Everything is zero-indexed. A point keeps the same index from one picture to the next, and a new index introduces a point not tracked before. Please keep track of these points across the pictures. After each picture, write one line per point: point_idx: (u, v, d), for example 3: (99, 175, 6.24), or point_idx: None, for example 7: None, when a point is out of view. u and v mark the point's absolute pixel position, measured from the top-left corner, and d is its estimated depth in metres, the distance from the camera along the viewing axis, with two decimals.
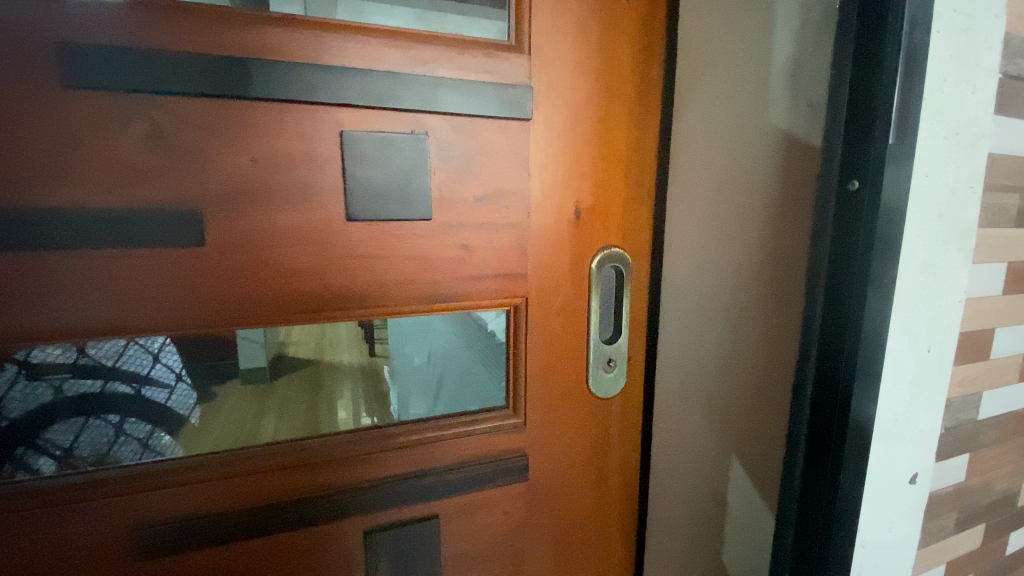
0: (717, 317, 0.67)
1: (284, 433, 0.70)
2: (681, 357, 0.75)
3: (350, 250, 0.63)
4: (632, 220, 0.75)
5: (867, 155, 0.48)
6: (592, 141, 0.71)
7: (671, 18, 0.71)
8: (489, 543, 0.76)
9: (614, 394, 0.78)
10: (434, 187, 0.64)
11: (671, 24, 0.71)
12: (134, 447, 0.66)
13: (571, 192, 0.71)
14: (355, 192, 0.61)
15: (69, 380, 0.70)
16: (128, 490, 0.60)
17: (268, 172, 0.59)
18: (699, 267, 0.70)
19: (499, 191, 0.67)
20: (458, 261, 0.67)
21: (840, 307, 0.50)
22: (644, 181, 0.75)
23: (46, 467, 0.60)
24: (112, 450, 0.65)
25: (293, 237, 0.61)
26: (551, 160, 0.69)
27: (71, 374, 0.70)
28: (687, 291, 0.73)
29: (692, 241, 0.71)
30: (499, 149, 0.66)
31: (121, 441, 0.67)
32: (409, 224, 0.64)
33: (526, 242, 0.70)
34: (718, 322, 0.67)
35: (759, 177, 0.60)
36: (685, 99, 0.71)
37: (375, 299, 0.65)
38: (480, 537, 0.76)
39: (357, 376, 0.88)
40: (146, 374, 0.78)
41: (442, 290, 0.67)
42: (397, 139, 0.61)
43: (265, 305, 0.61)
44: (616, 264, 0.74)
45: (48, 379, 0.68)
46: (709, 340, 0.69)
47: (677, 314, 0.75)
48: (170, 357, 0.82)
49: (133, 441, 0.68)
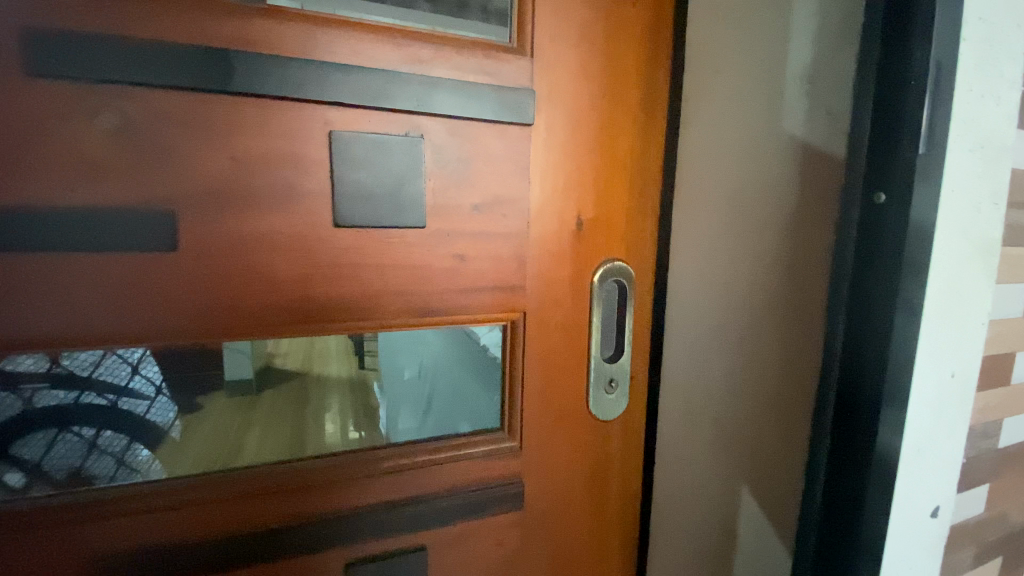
0: (728, 336, 0.63)
1: (264, 454, 0.65)
2: (688, 377, 0.70)
3: (336, 258, 0.58)
4: (635, 232, 0.71)
5: (894, 165, 0.44)
6: (595, 148, 0.68)
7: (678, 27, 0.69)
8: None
9: (615, 417, 0.74)
10: (428, 193, 0.60)
11: (678, 33, 0.69)
12: (110, 462, 0.62)
13: (573, 201, 0.67)
14: (343, 196, 0.57)
15: (43, 389, 0.63)
16: (88, 517, 0.55)
17: (249, 173, 0.54)
18: (708, 283, 0.66)
19: (497, 199, 0.64)
20: (453, 272, 0.63)
21: (864, 329, 0.47)
22: (648, 192, 0.71)
23: (15, 479, 0.56)
24: (86, 466, 0.61)
25: (275, 243, 0.56)
26: (552, 167, 0.66)
27: (48, 383, 0.63)
28: (693, 307, 0.69)
29: (699, 255, 0.68)
30: (498, 156, 0.63)
31: (95, 456, 0.63)
32: (401, 232, 0.60)
33: (524, 252, 0.66)
34: (728, 341, 0.63)
35: (774, 189, 0.56)
36: (693, 108, 0.68)
37: (363, 311, 0.60)
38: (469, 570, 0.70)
39: (345, 390, 0.80)
40: (122, 386, 0.69)
41: (434, 302, 0.63)
42: (389, 141, 0.58)
43: (243, 317, 0.57)
44: (620, 278, 0.71)
45: (21, 389, 0.61)
46: (717, 360, 0.65)
47: (684, 332, 0.71)
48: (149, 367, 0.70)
49: (108, 456, 0.64)
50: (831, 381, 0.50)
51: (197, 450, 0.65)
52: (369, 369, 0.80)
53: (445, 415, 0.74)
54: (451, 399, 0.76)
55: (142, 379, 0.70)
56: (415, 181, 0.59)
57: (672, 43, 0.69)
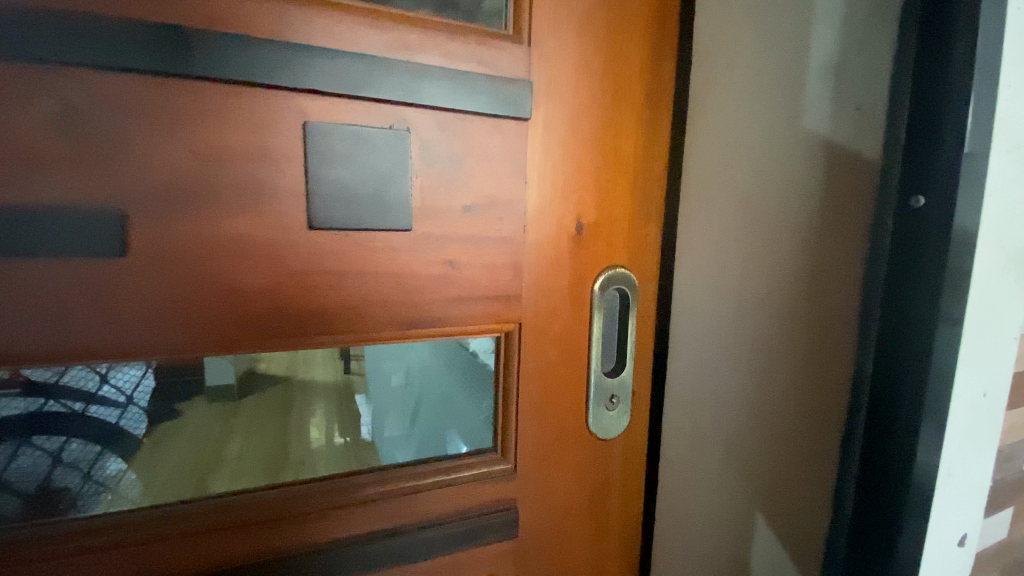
0: (742, 351, 0.58)
1: (245, 473, 0.59)
2: (695, 394, 0.66)
3: (312, 264, 0.52)
4: (638, 237, 0.66)
5: (935, 165, 0.40)
6: (597, 147, 0.63)
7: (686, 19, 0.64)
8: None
9: (616, 435, 0.68)
10: (415, 192, 0.54)
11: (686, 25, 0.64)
12: (76, 479, 0.57)
13: (573, 203, 0.62)
14: (319, 196, 0.51)
15: (13, 398, 0.55)
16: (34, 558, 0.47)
17: (212, 169, 0.48)
18: (717, 293, 0.62)
19: (491, 201, 0.58)
20: (443, 280, 0.57)
21: (899, 348, 0.42)
22: (652, 195, 0.67)
23: None
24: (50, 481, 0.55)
25: (243, 248, 0.50)
26: (551, 167, 0.61)
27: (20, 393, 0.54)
28: (701, 319, 0.64)
29: (708, 264, 0.63)
30: (493, 153, 0.57)
31: (62, 468, 0.57)
32: (385, 236, 0.54)
33: (520, 258, 0.60)
34: (742, 356, 0.58)
35: (794, 192, 0.52)
36: (701, 105, 0.63)
37: (342, 323, 0.54)
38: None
39: (332, 396, 0.71)
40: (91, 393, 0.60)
41: (421, 312, 0.57)
42: (371, 134, 0.52)
43: (206, 330, 0.50)
44: (621, 287, 0.66)
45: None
46: (728, 377, 0.60)
47: (691, 344, 0.66)
48: (123, 376, 0.61)
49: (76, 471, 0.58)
50: (862, 404, 0.46)
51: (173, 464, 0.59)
52: (354, 373, 0.69)
53: (433, 426, 0.69)
54: (441, 406, 0.70)
55: (112, 388, 0.61)
56: (402, 180, 0.53)
57: (679, 36, 0.64)
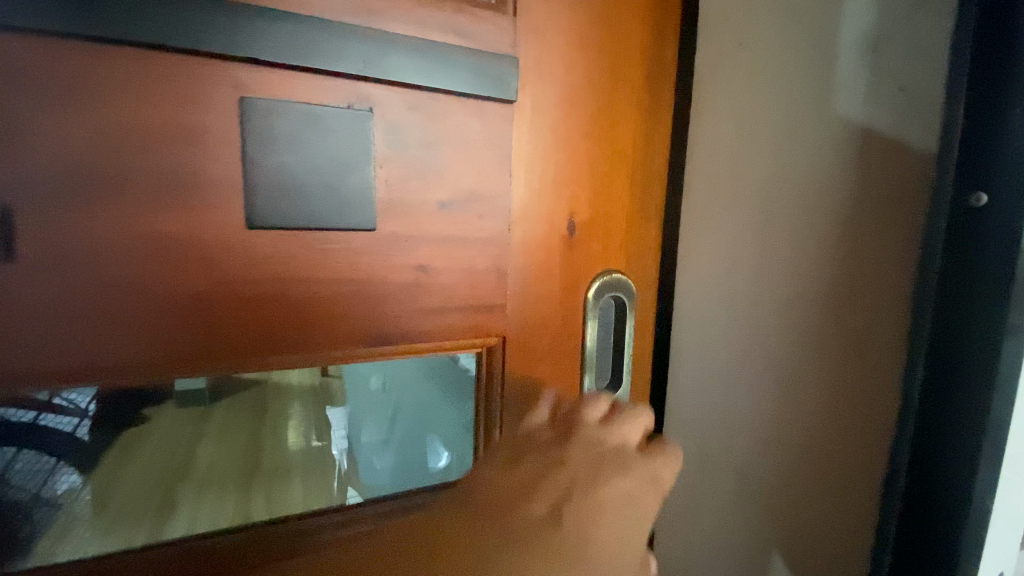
0: (760, 364, 0.52)
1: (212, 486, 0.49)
2: (700, 413, 0.59)
3: (256, 271, 0.44)
4: (636, 238, 0.59)
5: (1004, 156, 0.33)
6: (591, 135, 0.55)
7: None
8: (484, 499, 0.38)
9: None
10: (381, 185, 0.46)
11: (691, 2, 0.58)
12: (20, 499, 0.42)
13: (565, 199, 0.55)
14: (261, 189, 0.42)
15: None
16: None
17: (123, 152, 0.39)
18: (728, 299, 0.55)
19: (471, 195, 0.50)
20: (415, 288, 0.49)
21: (953, 372, 0.36)
22: (653, 191, 0.59)
23: None
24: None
25: (166, 251, 0.41)
26: (540, 157, 0.53)
27: None
28: (708, 328, 0.57)
29: (716, 267, 0.56)
30: (473, 139, 0.49)
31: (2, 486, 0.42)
32: (344, 236, 0.45)
33: (505, 262, 0.53)
34: (760, 369, 0.52)
35: (824, 190, 0.46)
36: (709, 91, 0.56)
37: (293, 339, 0.46)
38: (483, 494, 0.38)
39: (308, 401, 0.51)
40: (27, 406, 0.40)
41: (389, 326, 0.49)
42: (327, 114, 0.43)
43: (117, 353, 0.40)
44: (618, 294, 0.59)
45: None
46: (743, 393, 0.54)
47: (696, 356, 0.59)
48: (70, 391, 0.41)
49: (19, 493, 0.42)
50: (907, 433, 0.39)
51: (130, 474, 0.47)
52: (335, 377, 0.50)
53: (414, 434, 0.58)
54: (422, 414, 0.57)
55: (61, 401, 0.41)
56: (360, 170, 0.45)
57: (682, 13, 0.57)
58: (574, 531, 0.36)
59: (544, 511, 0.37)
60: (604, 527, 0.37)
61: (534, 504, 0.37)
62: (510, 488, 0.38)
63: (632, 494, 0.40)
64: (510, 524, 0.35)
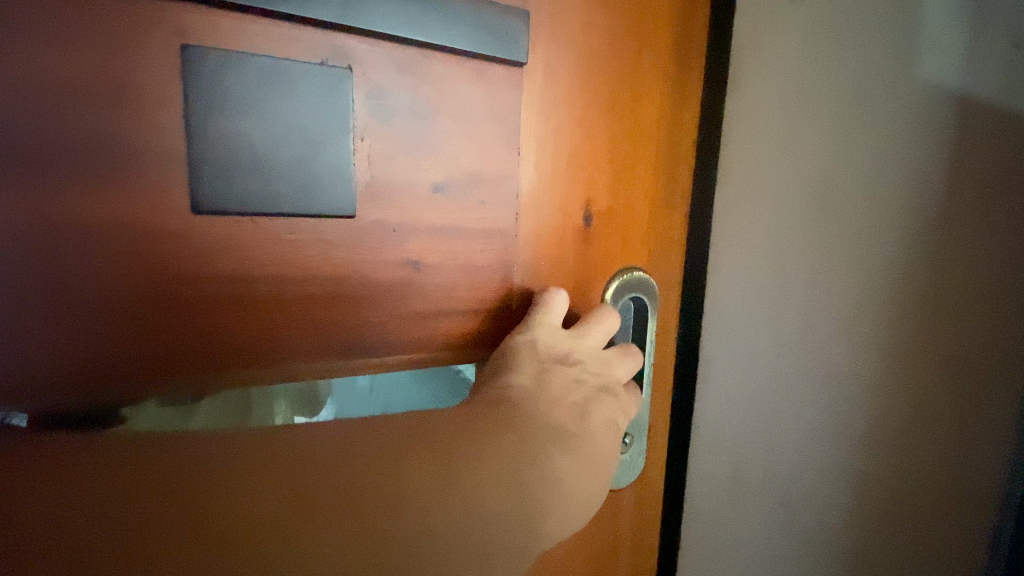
0: (829, 346, 0.50)
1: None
2: (745, 405, 0.56)
3: (208, 267, 0.35)
4: (659, 230, 0.52)
5: None
6: (613, 109, 0.47)
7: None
8: (518, 396, 0.36)
9: (628, 482, 0.54)
10: (361, 160, 0.37)
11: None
12: None
13: (583, 182, 0.47)
14: (210, 163, 0.33)
15: None
16: None
17: (18, 106, 0.29)
18: (781, 284, 0.53)
19: (472, 176, 0.41)
20: (404, 288, 0.41)
21: None
22: (679, 176, 0.52)
23: None
24: None
25: (85, 240, 0.31)
26: (554, 132, 0.45)
27: None
28: (756, 317, 0.54)
29: (765, 251, 0.53)
30: (474, 108, 0.41)
31: None
32: (314, 224, 0.37)
33: (511, 257, 0.45)
34: (828, 352, 0.50)
35: (911, 160, 0.44)
36: (750, 78, 0.52)
37: (258, 351, 0.37)
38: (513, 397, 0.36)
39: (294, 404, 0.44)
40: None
41: (374, 334, 0.40)
42: (295, 71, 0.35)
43: (20, 371, 0.31)
44: (638, 295, 0.51)
45: None
46: (808, 377, 0.52)
47: (734, 348, 0.56)
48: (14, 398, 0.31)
49: None
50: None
51: None
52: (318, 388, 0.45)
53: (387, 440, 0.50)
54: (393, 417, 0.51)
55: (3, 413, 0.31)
56: (333, 143, 0.36)
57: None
58: (588, 443, 0.37)
59: (569, 422, 0.37)
60: (605, 444, 0.39)
61: (558, 416, 0.37)
62: (533, 391, 0.37)
63: (618, 418, 0.42)
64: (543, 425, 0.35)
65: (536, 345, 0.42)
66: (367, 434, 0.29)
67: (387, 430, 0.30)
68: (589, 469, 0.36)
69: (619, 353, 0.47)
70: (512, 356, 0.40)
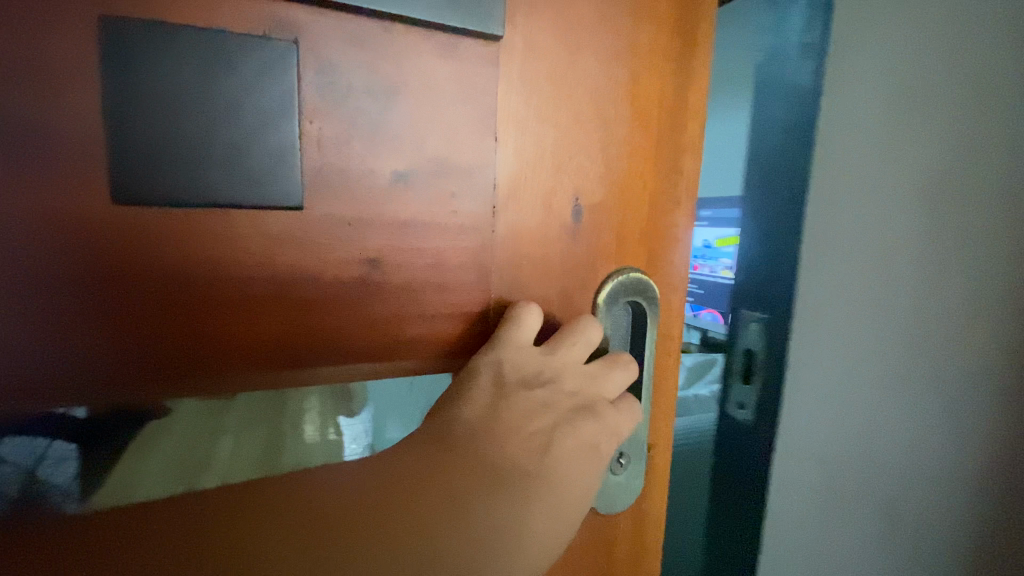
0: (839, 302, 0.73)
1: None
2: (832, 349, 0.74)
3: (140, 264, 0.31)
4: (660, 226, 0.46)
5: None
6: (607, 89, 0.42)
7: (798, 58, 0.68)
8: (467, 433, 0.37)
9: (623, 507, 0.48)
10: (308, 146, 0.33)
11: (794, 61, 0.68)
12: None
13: (573, 171, 0.42)
14: (130, 149, 0.30)
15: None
16: None
17: None
18: (847, 255, 0.72)
19: (441, 164, 0.37)
20: (363, 289, 0.36)
21: None
22: (685, 165, 0.46)
23: None
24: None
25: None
26: (537, 114, 0.40)
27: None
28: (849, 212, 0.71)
29: (842, 233, 0.71)
30: (442, 88, 0.36)
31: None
32: (255, 217, 0.33)
33: (487, 255, 0.40)
34: (854, 304, 0.72)
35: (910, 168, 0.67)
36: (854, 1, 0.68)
37: (202, 359, 0.33)
38: (460, 433, 0.36)
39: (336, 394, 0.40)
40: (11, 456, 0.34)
41: (329, 340, 0.36)
42: (226, 44, 0.31)
43: None
44: (634, 299, 0.46)
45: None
46: (876, 322, 0.71)
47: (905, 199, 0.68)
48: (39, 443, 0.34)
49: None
50: None
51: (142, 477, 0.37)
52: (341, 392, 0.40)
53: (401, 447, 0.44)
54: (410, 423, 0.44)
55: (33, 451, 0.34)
56: (275, 128, 0.32)
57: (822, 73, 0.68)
58: (551, 478, 0.38)
59: (525, 459, 0.37)
60: (570, 471, 0.39)
61: (512, 448, 0.37)
62: (485, 425, 0.37)
63: (596, 441, 0.41)
64: (493, 464, 0.36)
65: (500, 364, 0.39)
66: (343, 473, 0.33)
67: (365, 472, 0.33)
68: (547, 501, 0.37)
69: (605, 363, 0.43)
70: (468, 374, 0.38)
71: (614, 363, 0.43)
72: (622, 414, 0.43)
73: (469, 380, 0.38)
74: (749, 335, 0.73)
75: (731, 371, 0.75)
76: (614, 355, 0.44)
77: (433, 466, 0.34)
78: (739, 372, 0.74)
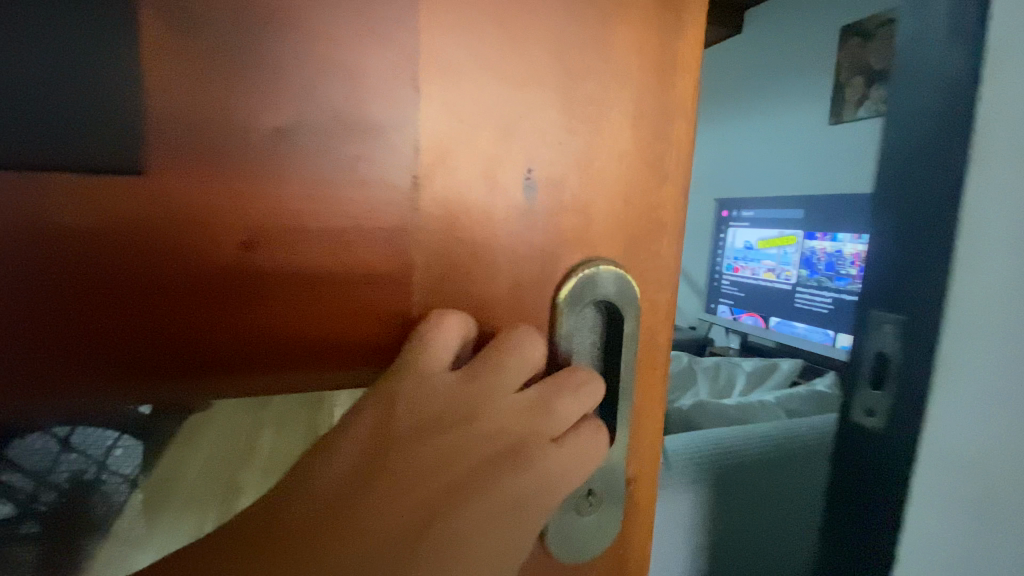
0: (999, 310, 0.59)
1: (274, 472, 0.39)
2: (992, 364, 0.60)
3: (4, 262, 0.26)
4: (641, 208, 0.37)
5: None
6: (570, 31, 0.33)
7: (944, 45, 0.60)
8: (310, 512, 0.27)
9: (595, 553, 0.39)
10: (155, 93, 0.26)
11: (939, 47, 0.60)
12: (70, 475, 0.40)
13: (525, 134, 0.33)
14: None
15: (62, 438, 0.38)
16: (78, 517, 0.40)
17: None
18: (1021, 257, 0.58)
19: (338, 119, 0.29)
20: (244, 273, 0.29)
21: None
22: (674, 131, 0.37)
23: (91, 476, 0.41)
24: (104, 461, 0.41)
25: None
26: (474, 61, 0.31)
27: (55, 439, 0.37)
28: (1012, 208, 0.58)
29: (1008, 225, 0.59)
30: (338, 19, 0.28)
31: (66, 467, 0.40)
32: (87, 182, 0.26)
33: (407, 237, 0.32)
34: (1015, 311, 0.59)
35: None
36: None
37: (104, 370, 0.28)
38: (297, 513, 0.26)
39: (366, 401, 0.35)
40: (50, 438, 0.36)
41: (239, 339, 0.29)
42: None
43: None
44: (606, 299, 0.36)
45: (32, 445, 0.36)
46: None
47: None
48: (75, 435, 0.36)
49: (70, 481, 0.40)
50: None
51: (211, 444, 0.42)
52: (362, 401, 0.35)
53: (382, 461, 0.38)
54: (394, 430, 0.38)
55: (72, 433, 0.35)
56: (108, 74, 0.26)
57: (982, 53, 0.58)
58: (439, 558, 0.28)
59: (401, 526, 0.28)
60: (471, 543, 0.30)
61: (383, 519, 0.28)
62: (351, 493, 0.28)
63: (520, 497, 0.32)
64: (356, 555, 0.26)
65: (397, 394, 0.31)
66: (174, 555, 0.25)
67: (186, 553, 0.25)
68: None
69: (536, 394, 0.34)
70: (350, 411, 0.30)
71: (569, 383, 0.35)
72: (549, 462, 0.33)
73: (347, 420, 0.30)
74: (881, 337, 0.65)
75: (857, 376, 0.67)
76: (547, 381, 0.35)
77: (248, 558, 0.25)
78: (870, 378, 0.66)
